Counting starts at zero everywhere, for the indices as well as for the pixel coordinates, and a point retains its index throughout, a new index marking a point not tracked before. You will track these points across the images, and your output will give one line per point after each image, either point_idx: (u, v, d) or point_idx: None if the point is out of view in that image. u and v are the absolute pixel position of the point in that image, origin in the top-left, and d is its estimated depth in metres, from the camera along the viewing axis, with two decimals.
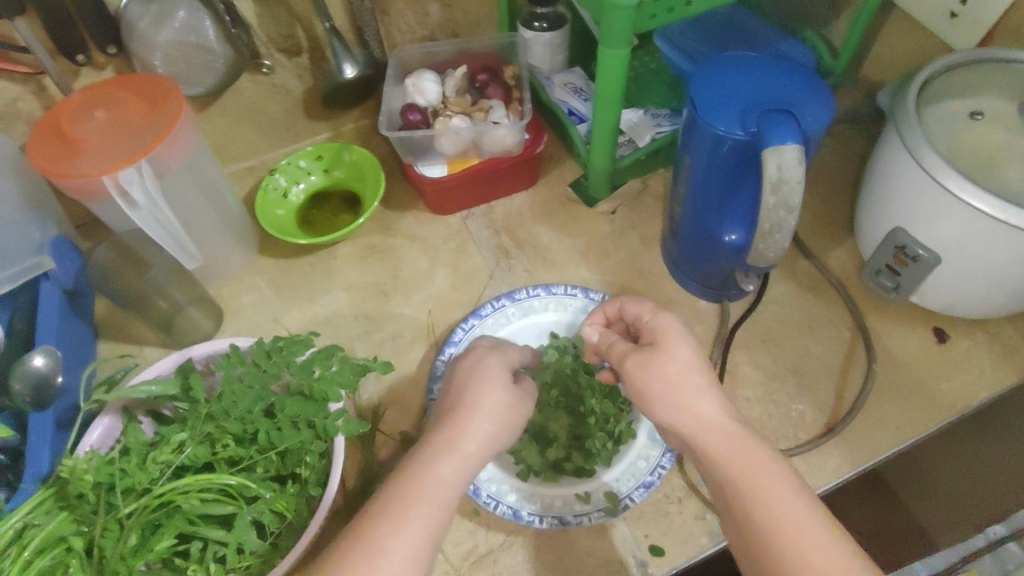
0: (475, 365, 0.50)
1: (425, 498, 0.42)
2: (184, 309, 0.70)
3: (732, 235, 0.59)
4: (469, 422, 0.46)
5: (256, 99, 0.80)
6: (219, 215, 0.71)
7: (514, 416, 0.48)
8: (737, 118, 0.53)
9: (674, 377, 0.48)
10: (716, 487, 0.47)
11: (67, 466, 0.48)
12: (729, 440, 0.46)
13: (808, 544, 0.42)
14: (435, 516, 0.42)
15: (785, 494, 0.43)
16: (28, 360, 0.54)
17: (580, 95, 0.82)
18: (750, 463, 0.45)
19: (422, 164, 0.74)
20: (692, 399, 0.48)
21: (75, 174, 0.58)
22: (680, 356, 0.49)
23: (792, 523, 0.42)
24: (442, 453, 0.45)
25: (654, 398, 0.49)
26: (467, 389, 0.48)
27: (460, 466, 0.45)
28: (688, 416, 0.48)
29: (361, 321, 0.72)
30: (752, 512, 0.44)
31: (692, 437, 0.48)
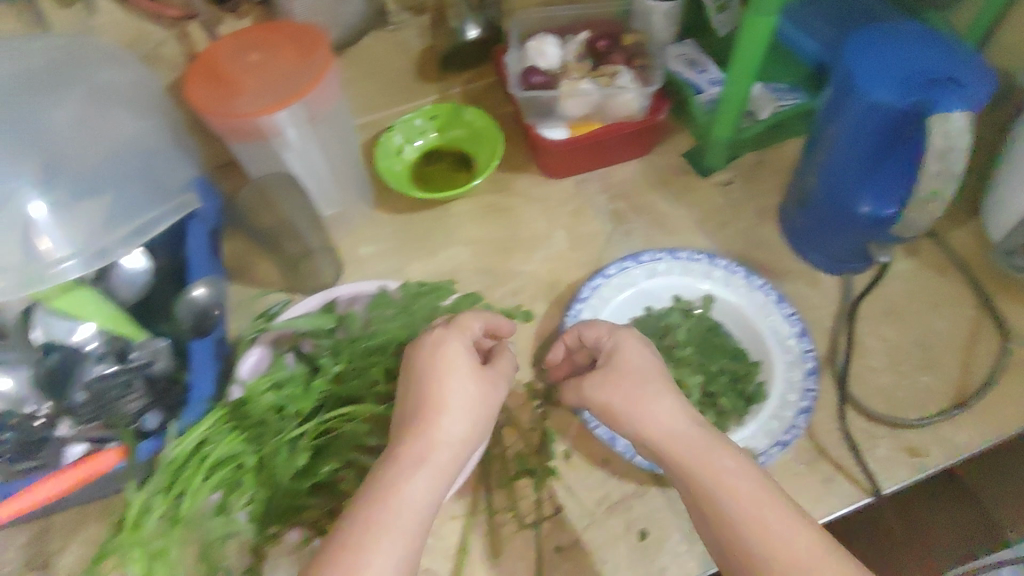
0: (432, 364, 0.49)
1: (395, 516, 0.42)
2: (313, 254, 0.72)
3: (871, 207, 0.60)
4: (442, 429, 0.46)
5: (379, 57, 0.82)
6: (347, 165, 0.73)
7: (485, 408, 0.49)
8: (900, 86, 0.52)
9: (633, 395, 0.50)
10: (688, 498, 0.48)
11: (247, 390, 0.49)
12: (687, 448, 0.47)
13: (779, 542, 0.43)
14: (407, 536, 0.42)
15: (749, 489, 0.45)
16: (190, 290, 0.57)
17: (696, 67, 0.81)
18: (706, 465, 0.46)
19: (544, 126, 0.75)
20: (648, 408, 0.49)
21: (231, 113, 0.59)
22: (634, 371, 0.51)
23: (764, 522, 0.44)
24: (413, 466, 0.45)
25: (623, 420, 0.50)
26: (431, 397, 0.47)
27: (432, 475, 0.45)
28: (650, 422, 0.49)
29: (484, 276, 0.74)
30: (726, 520, 0.45)
31: (658, 448, 0.48)
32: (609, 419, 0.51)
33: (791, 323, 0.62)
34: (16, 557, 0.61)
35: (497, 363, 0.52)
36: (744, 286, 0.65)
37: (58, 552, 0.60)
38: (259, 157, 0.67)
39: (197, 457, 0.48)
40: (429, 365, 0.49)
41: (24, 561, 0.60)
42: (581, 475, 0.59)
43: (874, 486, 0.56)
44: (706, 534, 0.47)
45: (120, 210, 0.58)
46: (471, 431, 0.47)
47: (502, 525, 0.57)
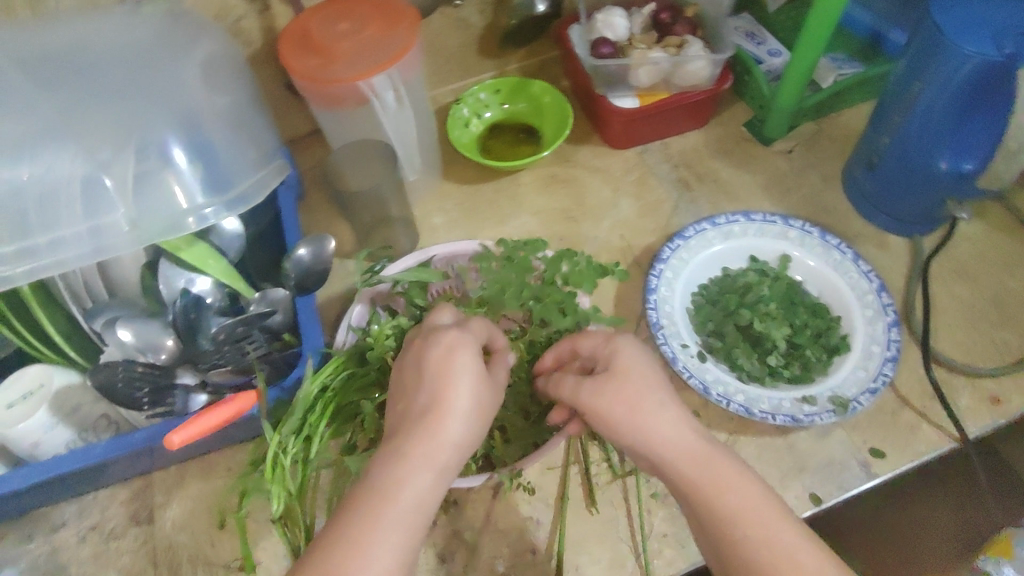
0: (437, 352, 0.45)
1: (397, 524, 0.40)
2: (391, 221, 0.73)
3: (950, 163, 0.62)
4: (450, 431, 0.43)
5: (442, 32, 0.83)
6: (425, 135, 0.74)
7: (489, 406, 0.46)
8: (990, 40, 0.54)
9: (637, 405, 0.46)
10: (684, 502, 0.46)
11: (372, 333, 0.51)
12: (688, 454, 0.45)
13: (779, 550, 0.42)
14: (405, 541, 0.40)
15: (747, 496, 0.44)
16: (296, 250, 0.58)
17: (753, 39, 0.84)
18: (711, 481, 0.44)
19: (614, 96, 0.78)
20: (652, 418, 0.46)
21: (332, 79, 0.62)
22: (637, 380, 0.47)
23: (764, 529, 0.42)
24: (420, 469, 0.42)
25: (617, 429, 0.47)
26: (443, 397, 0.44)
27: (434, 478, 0.42)
28: (654, 434, 0.45)
29: (555, 242, 0.75)
30: (723, 526, 0.43)
31: (659, 460, 0.46)
32: (603, 428, 0.48)
33: (870, 279, 0.64)
34: (120, 513, 0.60)
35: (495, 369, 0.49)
36: (821, 246, 0.67)
37: (163, 506, 0.60)
38: (344, 124, 0.69)
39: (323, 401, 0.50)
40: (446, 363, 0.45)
41: (128, 517, 0.60)
42: None
43: (961, 433, 0.58)
44: (701, 539, 0.46)
45: (219, 177, 0.56)
46: (474, 434, 0.45)
47: (597, 476, 0.59)
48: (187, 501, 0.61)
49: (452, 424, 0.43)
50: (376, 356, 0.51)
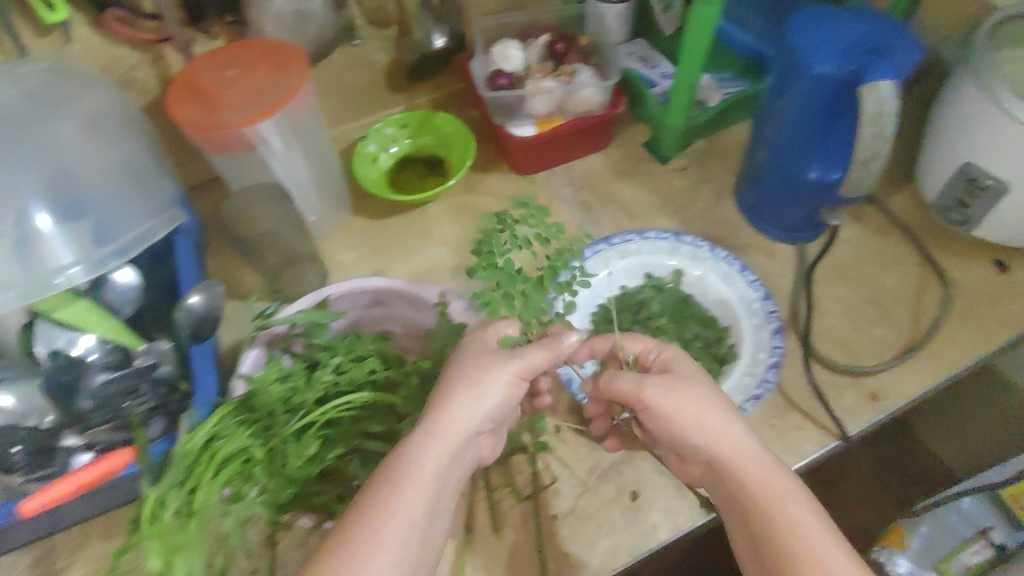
0: (461, 349, 0.53)
1: (408, 487, 0.46)
2: (296, 263, 0.74)
3: (819, 172, 0.65)
4: (458, 406, 0.49)
5: (345, 71, 0.85)
6: (325, 173, 0.76)
7: (510, 392, 0.52)
8: (836, 59, 0.57)
9: (695, 407, 0.50)
10: (729, 500, 0.50)
11: (256, 378, 0.51)
12: (739, 457, 0.49)
13: (804, 547, 0.45)
14: (417, 505, 0.46)
15: (789, 502, 0.47)
16: (187, 298, 0.58)
17: (647, 64, 0.88)
18: (761, 483, 0.48)
19: (513, 124, 0.80)
20: (719, 428, 0.49)
21: (218, 127, 0.62)
22: (694, 383, 0.52)
23: (795, 527, 0.46)
24: (429, 438, 0.48)
25: (667, 424, 0.51)
26: (460, 380, 0.51)
27: (445, 451, 0.48)
28: (712, 438, 0.49)
29: (461, 271, 0.77)
30: (766, 524, 0.47)
31: (720, 461, 0.49)
32: (654, 422, 0.52)
33: (754, 288, 0.67)
34: None
35: (533, 352, 0.53)
36: (711, 259, 0.70)
37: (64, 570, 0.59)
38: (242, 169, 0.70)
39: (209, 452, 0.50)
40: (468, 356, 0.53)
41: None
42: (570, 447, 0.62)
43: (840, 431, 0.61)
44: (739, 535, 0.49)
45: (105, 231, 0.59)
46: (490, 411, 0.51)
47: (501, 501, 0.60)
48: (88, 563, 0.60)
49: (461, 401, 0.50)
50: (260, 401, 0.51)
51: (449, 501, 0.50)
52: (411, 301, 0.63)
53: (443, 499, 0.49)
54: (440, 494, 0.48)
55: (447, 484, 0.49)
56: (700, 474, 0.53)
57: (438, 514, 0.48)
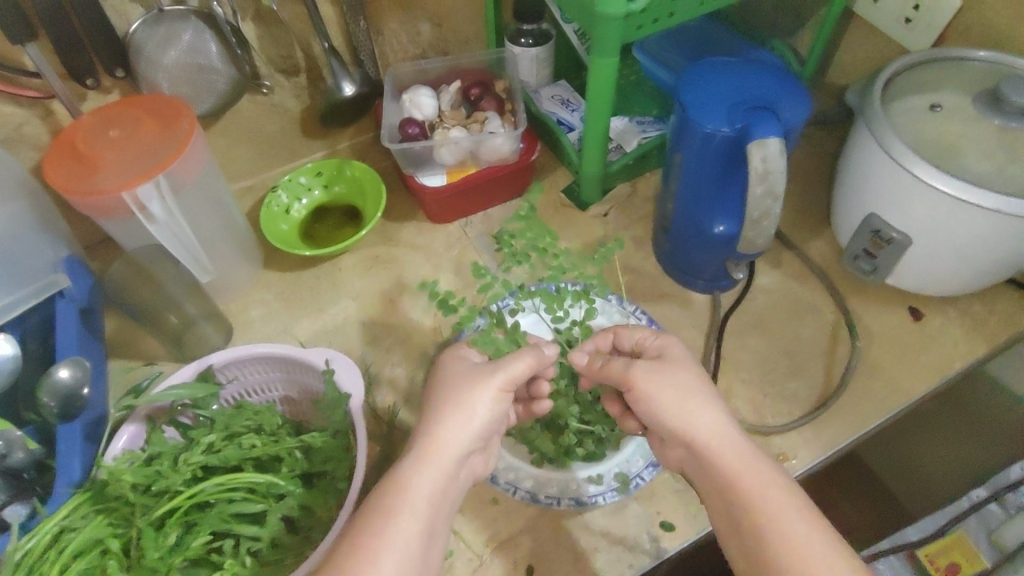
0: (447, 367, 0.52)
1: (404, 512, 0.43)
2: (195, 324, 0.71)
3: (723, 226, 0.63)
4: (448, 428, 0.47)
5: (256, 119, 0.82)
6: (226, 228, 0.73)
7: (497, 409, 0.50)
8: (724, 115, 0.56)
9: (676, 392, 0.49)
10: (706, 482, 0.48)
11: (106, 469, 0.50)
12: (716, 438, 0.47)
13: (784, 534, 0.42)
14: (413, 528, 0.43)
15: (769, 486, 0.44)
16: (54, 373, 0.55)
17: (568, 106, 0.85)
18: (735, 462, 0.46)
19: (423, 174, 0.77)
20: (692, 411, 0.48)
21: (94, 192, 0.59)
22: (679, 367, 0.51)
23: (776, 512, 0.43)
24: (421, 462, 0.46)
25: (649, 407, 0.50)
26: (449, 400, 0.49)
27: (439, 473, 0.46)
28: (688, 419, 0.48)
29: (371, 327, 0.74)
30: (741, 504, 0.44)
31: (695, 444, 0.47)
32: (639, 409, 0.51)
33: None
34: None
35: (516, 361, 0.51)
36: (619, 311, 0.70)
37: None
38: (131, 230, 0.66)
39: (56, 547, 0.48)
40: (454, 374, 0.51)
41: None
42: (469, 519, 0.60)
43: None
44: (720, 518, 0.47)
45: None
46: (481, 429, 0.49)
47: None
48: None
49: (450, 419, 0.48)
50: (110, 491, 0.50)
51: (446, 525, 0.47)
52: (302, 367, 0.61)
53: (440, 524, 0.46)
54: (437, 519, 0.45)
55: (443, 509, 0.46)
56: (681, 460, 0.51)
57: (435, 540, 0.45)
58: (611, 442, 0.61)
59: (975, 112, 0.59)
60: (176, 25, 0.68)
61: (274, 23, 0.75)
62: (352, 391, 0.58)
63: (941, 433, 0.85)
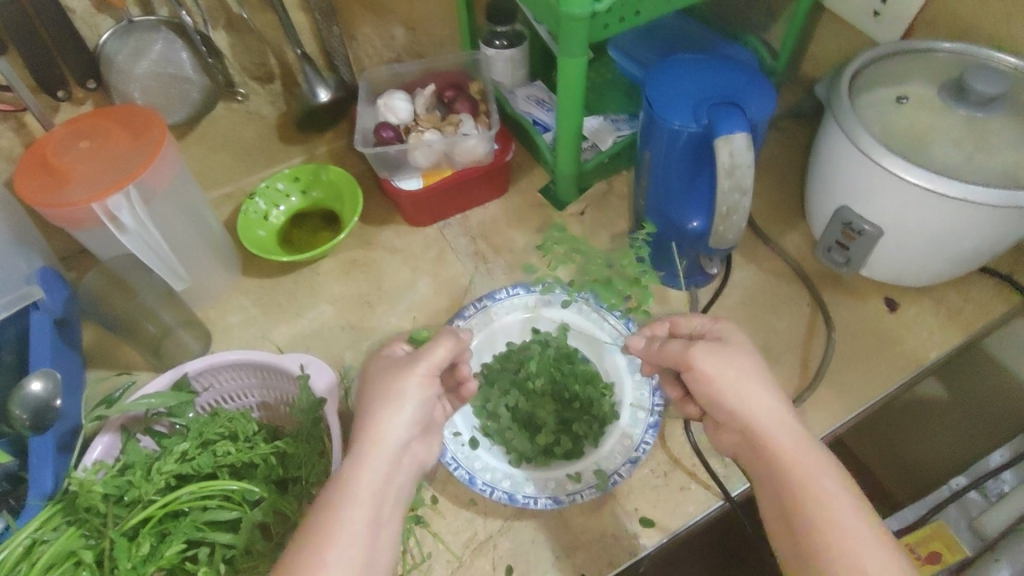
0: (376, 366, 0.52)
1: (347, 501, 0.43)
2: (173, 332, 0.71)
3: (695, 222, 0.63)
4: (382, 418, 0.47)
5: (232, 126, 0.82)
6: (202, 236, 0.73)
7: (428, 394, 0.50)
8: (690, 112, 0.57)
9: (738, 372, 0.48)
10: (757, 466, 0.47)
11: (76, 481, 0.50)
12: (775, 423, 0.46)
13: (835, 525, 0.42)
14: (364, 516, 0.43)
15: (822, 475, 0.43)
16: (26, 385, 0.56)
17: (544, 106, 0.85)
18: (792, 449, 0.45)
19: (399, 178, 0.77)
20: (751, 395, 0.47)
21: (63, 204, 0.59)
22: (738, 349, 0.50)
23: (827, 501, 0.42)
24: (361, 453, 0.46)
25: (711, 391, 0.49)
26: (380, 394, 0.49)
27: (379, 460, 0.46)
28: (746, 402, 0.47)
29: (349, 331, 0.74)
30: (791, 491, 0.44)
31: (751, 427, 0.47)
32: (699, 390, 0.50)
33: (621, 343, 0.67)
34: None
35: (435, 347, 0.51)
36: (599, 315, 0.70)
37: None
38: (106, 240, 0.66)
39: (29, 558, 0.49)
40: (382, 370, 0.51)
41: None
42: (447, 520, 0.60)
43: (723, 491, 0.59)
44: (766, 502, 0.46)
45: None
46: (413, 416, 0.48)
47: None
48: None
49: (385, 409, 0.48)
50: (81, 502, 0.49)
51: (400, 513, 0.47)
52: (279, 372, 0.61)
53: (390, 513, 0.45)
54: (384, 504, 0.45)
55: (391, 495, 0.45)
56: (734, 445, 0.51)
57: (386, 527, 0.44)
58: (590, 439, 0.61)
59: (941, 103, 0.60)
60: (147, 37, 0.68)
61: (246, 30, 0.75)
62: (326, 396, 0.58)
63: (935, 418, 0.84)
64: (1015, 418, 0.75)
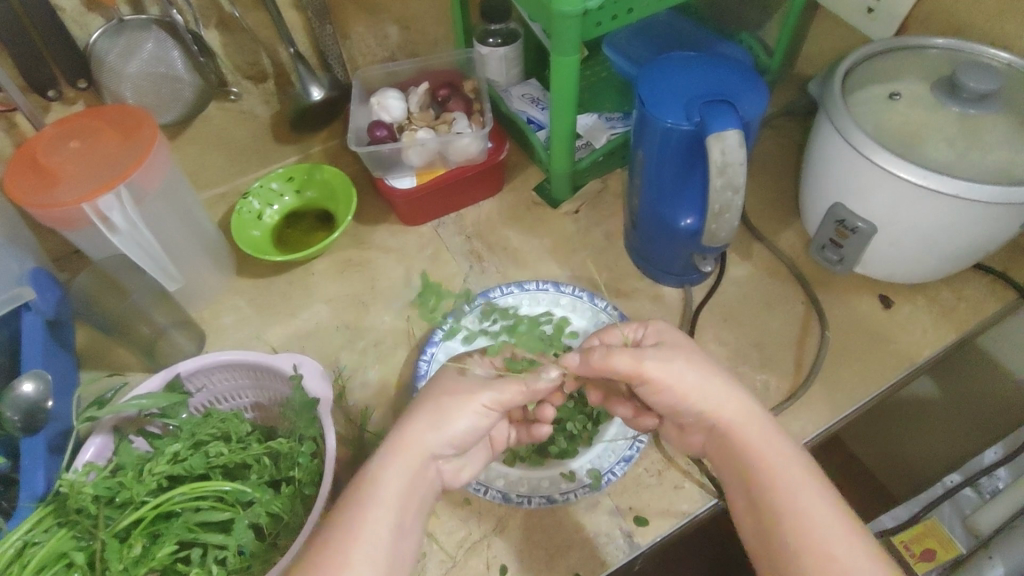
0: (440, 377, 0.53)
1: (374, 504, 0.44)
2: (167, 332, 0.71)
3: (688, 220, 0.63)
4: (420, 430, 0.48)
5: (225, 126, 0.82)
6: (195, 236, 0.72)
7: (481, 427, 0.51)
8: (683, 110, 0.57)
9: (691, 373, 0.49)
10: (727, 461, 0.49)
11: (66, 483, 0.50)
12: (739, 416, 0.48)
13: (800, 511, 0.43)
14: (389, 519, 0.44)
15: (787, 463, 0.45)
16: (17, 387, 0.56)
17: (538, 104, 0.85)
18: (757, 439, 0.47)
19: (392, 177, 0.77)
20: (716, 392, 0.48)
21: (53, 204, 0.58)
22: (688, 350, 0.51)
23: (792, 491, 0.44)
24: (391, 457, 0.47)
25: (669, 395, 0.49)
26: (431, 405, 0.50)
27: (406, 470, 0.47)
28: (712, 401, 0.48)
29: (343, 331, 0.74)
30: (759, 480, 0.45)
31: (718, 422, 0.48)
32: (654, 399, 0.51)
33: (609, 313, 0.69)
34: None
35: (509, 387, 0.51)
36: (591, 309, 0.70)
37: None
38: (98, 241, 0.66)
39: (20, 560, 0.49)
40: (440, 384, 0.52)
41: None
42: (441, 521, 0.59)
43: (717, 489, 0.59)
44: (737, 495, 0.48)
45: None
46: (457, 437, 0.49)
47: None
48: None
49: (426, 422, 0.49)
50: (71, 504, 0.49)
51: (420, 519, 0.47)
52: (272, 373, 0.60)
53: (411, 520, 0.46)
54: (408, 512, 0.46)
55: (415, 502, 0.47)
56: (703, 444, 0.52)
57: (407, 535, 0.45)
58: (584, 439, 0.61)
59: (935, 100, 0.60)
60: (137, 35, 0.68)
61: (239, 30, 0.75)
62: (321, 396, 0.57)
63: (929, 417, 0.85)
64: (1008, 418, 0.75)
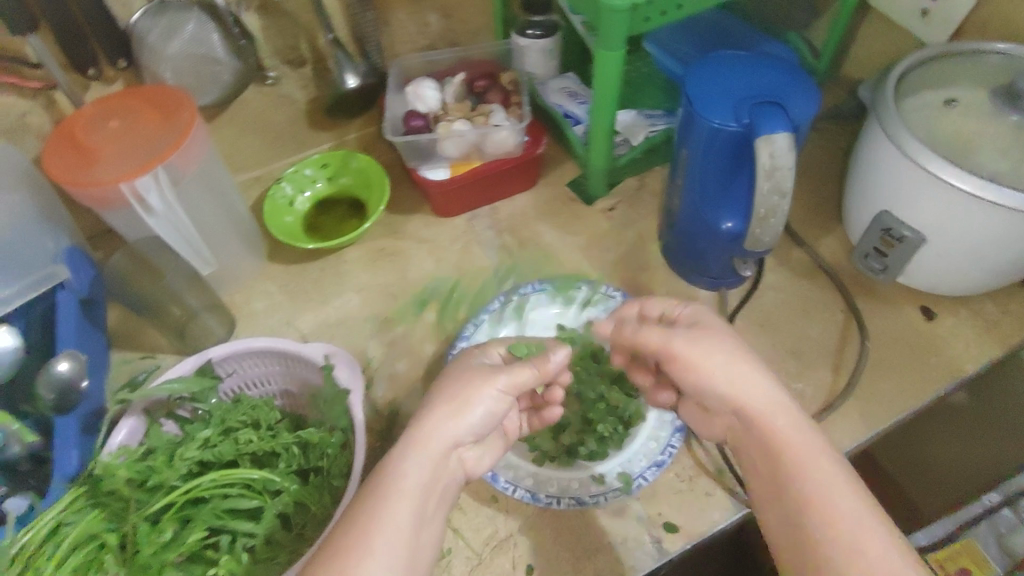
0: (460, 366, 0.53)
1: (395, 493, 0.44)
2: (197, 315, 0.70)
3: (729, 223, 0.62)
4: (437, 421, 0.47)
5: (262, 110, 0.82)
6: (229, 220, 0.72)
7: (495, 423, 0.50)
8: (732, 110, 0.55)
9: (723, 361, 0.48)
10: (756, 457, 0.47)
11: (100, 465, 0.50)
12: (772, 409, 0.46)
13: (835, 510, 0.41)
14: (410, 508, 0.43)
15: (821, 456, 0.43)
16: (53, 366, 0.55)
17: (576, 99, 0.82)
18: (789, 433, 0.45)
19: (426, 168, 0.76)
20: (745, 384, 0.47)
21: (91, 183, 0.58)
22: (718, 335, 0.49)
23: (827, 489, 0.42)
24: (408, 450, 0.46)
25: (693, 375, 0.49)
26: (449, 395, 0.49)
27: (427, 461, 0.46)
28: (754, 397, 0.46)
29: (374, 321, 0.74)
30: (790, 479, 0.44)
31: (749, 418, 0.47)
32: (685, 380, 0.50)
33: None
34: None
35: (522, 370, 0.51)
36: None
37: None
38: (133, 222, 0.66)
39: (53, 540, 0.49)
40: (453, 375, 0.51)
41: None
42: (468, 517, 0.59)
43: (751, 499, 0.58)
44: (766, 494, 0.46)
45: None
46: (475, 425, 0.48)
47: None
48: None
49: (448, 411, 0.48)
50: (105, 486, 0.49)
51: (439, 509, 0.46)
52: (303, 362, 0.60)
53: (434, 509, 0.46)
54: (429, 502, 0.45)
55: (437, 491, 0.46)
56: (725, 429, 0.51)
57: (428, 526, 0.45)
58: (615, 441, 0.60)
59: (990, 108, 0.58)
60: (180, 16, 0.67)
61: (280, 13, 0.74)
62: (352, 388, 0.57)
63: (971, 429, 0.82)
64: None
